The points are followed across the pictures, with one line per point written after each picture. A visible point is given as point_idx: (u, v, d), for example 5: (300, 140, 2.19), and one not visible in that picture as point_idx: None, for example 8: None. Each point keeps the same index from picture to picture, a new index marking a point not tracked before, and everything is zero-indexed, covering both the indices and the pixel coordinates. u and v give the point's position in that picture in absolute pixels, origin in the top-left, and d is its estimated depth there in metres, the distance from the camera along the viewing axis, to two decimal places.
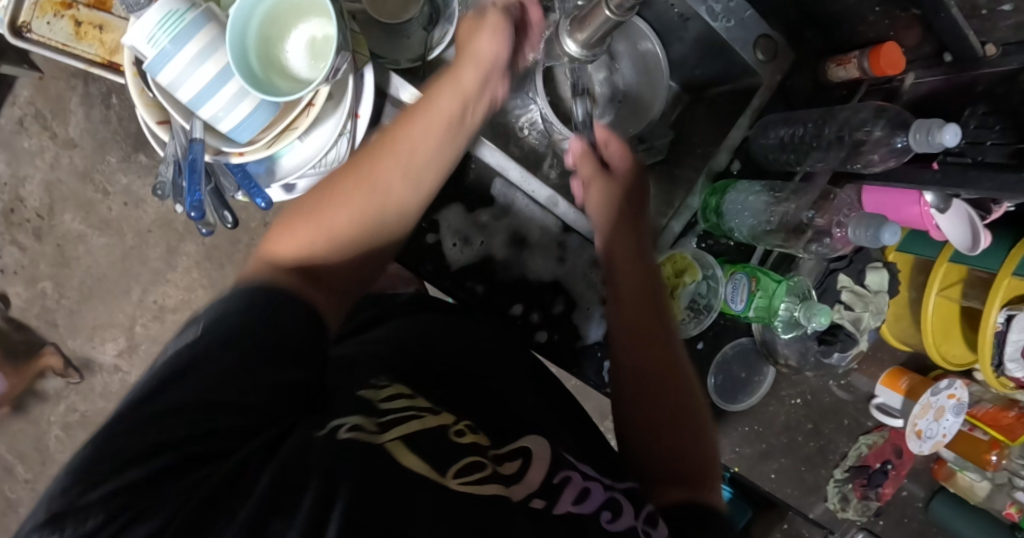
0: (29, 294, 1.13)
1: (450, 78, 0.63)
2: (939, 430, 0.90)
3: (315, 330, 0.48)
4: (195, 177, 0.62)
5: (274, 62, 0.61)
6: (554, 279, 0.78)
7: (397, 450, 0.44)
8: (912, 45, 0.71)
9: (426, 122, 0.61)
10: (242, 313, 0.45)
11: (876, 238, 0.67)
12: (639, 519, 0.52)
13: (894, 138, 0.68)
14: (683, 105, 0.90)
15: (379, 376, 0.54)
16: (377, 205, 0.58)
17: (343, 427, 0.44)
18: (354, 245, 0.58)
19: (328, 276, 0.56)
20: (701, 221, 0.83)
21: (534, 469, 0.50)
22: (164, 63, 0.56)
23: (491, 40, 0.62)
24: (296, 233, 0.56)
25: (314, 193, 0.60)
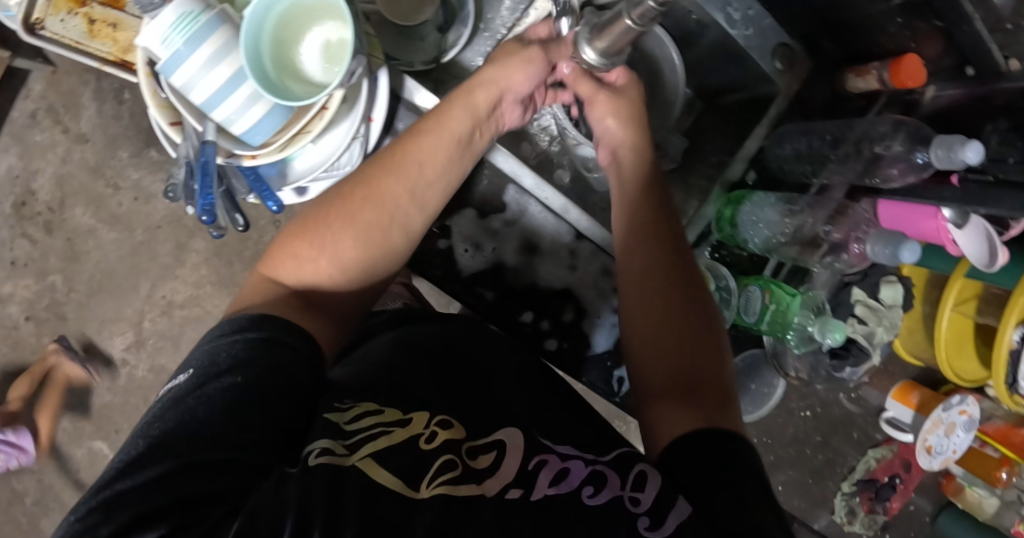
0: (40, 286, 1.14)
1: (461, 96, 0.64)
2: (950, 446, 0.88)
3: (299, 368, 0.53)
4: (206, 179, 0.61)
5: (288, 65, 0.61)
6: (565, 286, 0.77)
7: (368, 467, 0.46)
8: (933, 57, 0.70)
9: (435, 141, 0.64)
10: (231, 360, 0.51)
11: (895, 256, 0.69)
12: (626, 487, 0.50)
13: (913, 154, 0.68)
14: (696, 113, 0.88)
15: (343, 398, 0.53)
16: (385, 227, 0.63)
17: (313, 453, 0.47)
18: (358, 275, 0.63)
19: (328, 301, 0.62)
20: (715, 231, 0.83)
21: (509, 460, 0.50)
22: (177, 64, 0.56)
23: (523, 73, 0.64)
24: (303, 260, 0.61)
25: (320, 205, 0.64)
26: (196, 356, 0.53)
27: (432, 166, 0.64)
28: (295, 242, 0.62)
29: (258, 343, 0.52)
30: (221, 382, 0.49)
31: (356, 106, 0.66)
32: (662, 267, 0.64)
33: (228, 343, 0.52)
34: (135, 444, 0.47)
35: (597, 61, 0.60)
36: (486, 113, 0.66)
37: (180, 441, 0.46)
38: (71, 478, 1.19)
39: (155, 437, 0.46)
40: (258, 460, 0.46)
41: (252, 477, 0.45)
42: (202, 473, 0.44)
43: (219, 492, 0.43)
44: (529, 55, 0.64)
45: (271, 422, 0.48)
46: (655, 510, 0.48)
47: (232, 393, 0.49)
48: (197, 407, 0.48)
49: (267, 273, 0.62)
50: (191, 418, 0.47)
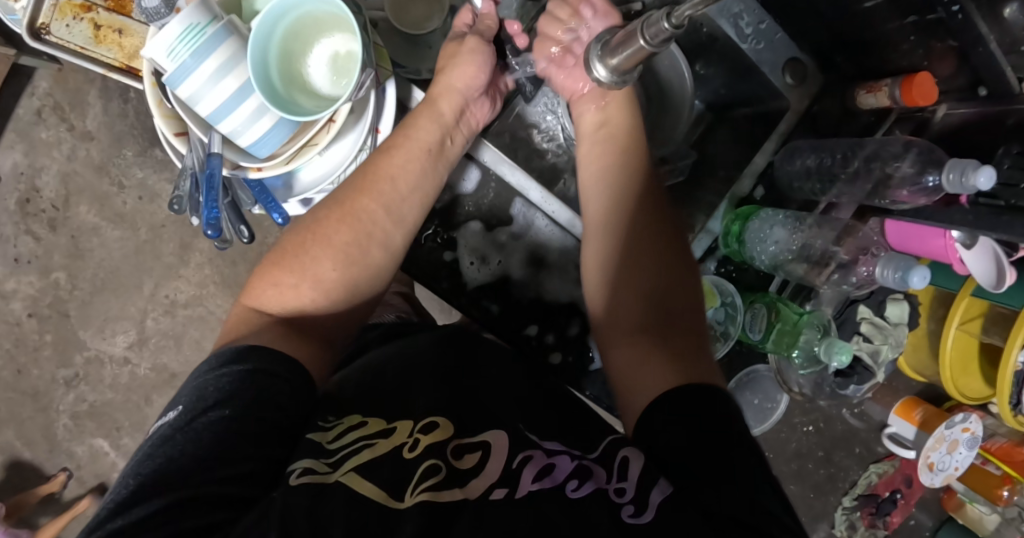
0: (43, 283, 1.14)
1: (427, 107, 0.68)
2: (951, 463, 0.88)
3: (288, 398, 0.53)
4: (212, 193, 0.60)
5: (296, 78, 0.61)
6: (571, 301, 0.78)
7: (352, 481, 0.48)
8: (946, 76, 0.71)
9: (406, 155, 0.66)
10: (216, 391, 0.51)
11: (904, 281, 0.68)
12: (612, 481, 0.50)
13: (924, 176, 0.68)
14: (706, 124, 0.89)
15: (328, 416, 0.56)
16: (362, 243, 0.64)
17: (296, 472, 0.48)
18: (341, 295, 0.63)
19: (315, 328, 0.61)
20: (721, 246, 0.81)
21: (494, 460, 0.51)
22: (184, 77, 0.55)
23: (464, 70, 0.68)
24: (284, 287, 0.61)
25: (301, 227, 0.64)
26: (186, 391, 0.52)
27: (403, 179, 0.65)
28: (276, 269, 0.62)
29: (246, 375, 0.52)
30: (206, 417, 0.49)
31: (364, 116, 0.66)
32: (619, 264, 0.66)
33: (215, 378, 0.52)
34: (125, 484, 0.46)
35: (607, 78, 0.62)
36: (452, 120, 0.69)
37: (170, 479, 0.45)
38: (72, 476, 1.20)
39: (145, 475, 0.46)
40: (247, 492, 0.46)
41: (239, 508, 0.45)
42: (191, 511, 0.43)
43: (209, 525, 0.43)
44: (471, 46, 0.68)
45: (261, 454, 0.49)
46: (639, 497, 0.49)
47: (219, 427, 0.48)
48: (186, 443, 0.47)
49: (249, 304, 0.62)
50: (180, 454, 0.47)
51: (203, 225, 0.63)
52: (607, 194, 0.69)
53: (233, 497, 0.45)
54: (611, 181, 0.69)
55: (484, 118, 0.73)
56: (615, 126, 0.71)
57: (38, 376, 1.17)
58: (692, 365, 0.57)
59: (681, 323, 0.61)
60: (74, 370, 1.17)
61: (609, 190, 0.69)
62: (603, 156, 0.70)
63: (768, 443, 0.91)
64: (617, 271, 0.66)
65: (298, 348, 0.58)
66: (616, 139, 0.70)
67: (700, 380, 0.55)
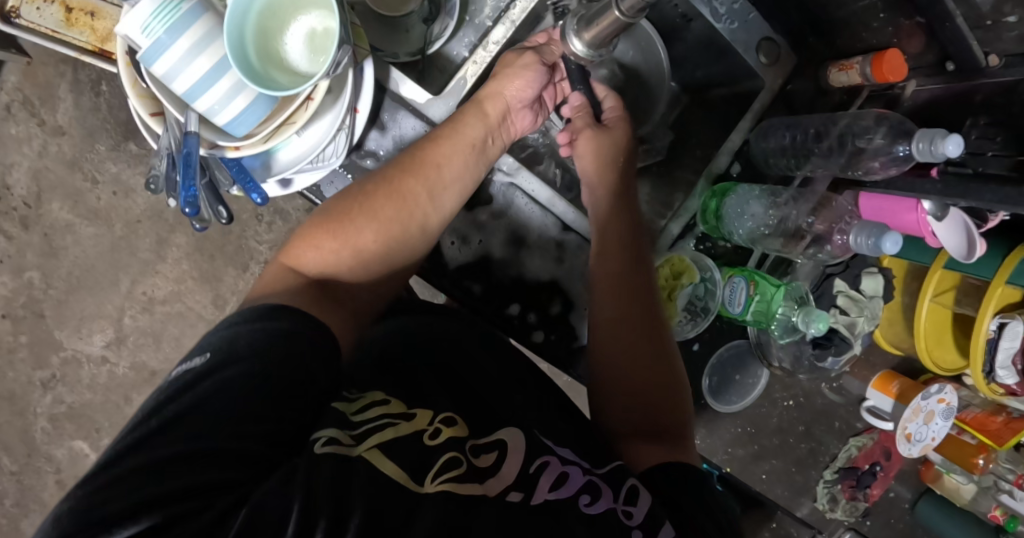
0: (16, 283, 1.12)
1: (476, 106, 0.70)
2: (928, 434, 0.92)
3: (320, 363, 0.53)
4: (189, 171, 0.59)
5: (273, 55, 0.60)
6: (552, 279, 0.78)
7: (373, 457, 0.48)
8: (915, 53, 0.72)
9: (453, 147, 0.69)
10: (249, 345, 0.51)
11: (877, 246, 0.69)
12: (619, 501, 0.54)
13: (895, 147, 0.69)
14: (682, 106, 0.89)
15: (352, 389, 0.57)
16: (404, 222, 0.66)
17: (320, 441, 0.48)
18: (376, 268, 0.66)
19: (346, 293, 0.64)
20: (700, 224, 0.83)
21: (510, 461, 0.54)
22: (160, 53, 0.55)
23: (524, 79, 0.70)
24: (324, 251, 0.63)
25: (344, 198, 0.66)
26: (211, 340, 0.52)
27: (447, 169, 0.69)
28: (316, 233, 0.64)
29: (280, 332, 0.53)
30: (239, 369, 0.49)
31: (342, 96, 0.66)
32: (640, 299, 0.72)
33: (246, 332, 0.52)
34: (144, 423, 0.46)
35: (584, 53, 0.66)
36: (498, 119, 0.71)
37: (194, 425, 0.45)
38: (52, 478, 1.18)
39: (168, 416, 0.46)
40: (270, 452, 0.46)
41: (257, 470, 0.45)
42: (211, 461, 0.43)
43: (225, 481, 0.43)
44: (527, 62, 0.71)
45: (287, 414, 0.49)
46: (646, 524, 0.53)
47: (247, 381, 0.48)
48: (211, 391, 0.47)
49: (286, 263, 0.63)
50: (205, 401, 0.47)
51: (183, 203, 0.60)
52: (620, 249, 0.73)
53: (250, 453, 0.45)
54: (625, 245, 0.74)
55: (523, 128, 0.76)
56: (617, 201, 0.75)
57: (13, 378, 1.15)
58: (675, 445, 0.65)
59: (664, 404, 0.68)
60: (51, 371, 1.15)
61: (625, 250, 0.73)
62: (611, 220, 0.74)
63: (750, 419, 0.91)
64: (626, 325, 0.71)
65: (328, 313, 0.60)
66: (620, 209, 0.75)
67: (681, 459, 0.63)
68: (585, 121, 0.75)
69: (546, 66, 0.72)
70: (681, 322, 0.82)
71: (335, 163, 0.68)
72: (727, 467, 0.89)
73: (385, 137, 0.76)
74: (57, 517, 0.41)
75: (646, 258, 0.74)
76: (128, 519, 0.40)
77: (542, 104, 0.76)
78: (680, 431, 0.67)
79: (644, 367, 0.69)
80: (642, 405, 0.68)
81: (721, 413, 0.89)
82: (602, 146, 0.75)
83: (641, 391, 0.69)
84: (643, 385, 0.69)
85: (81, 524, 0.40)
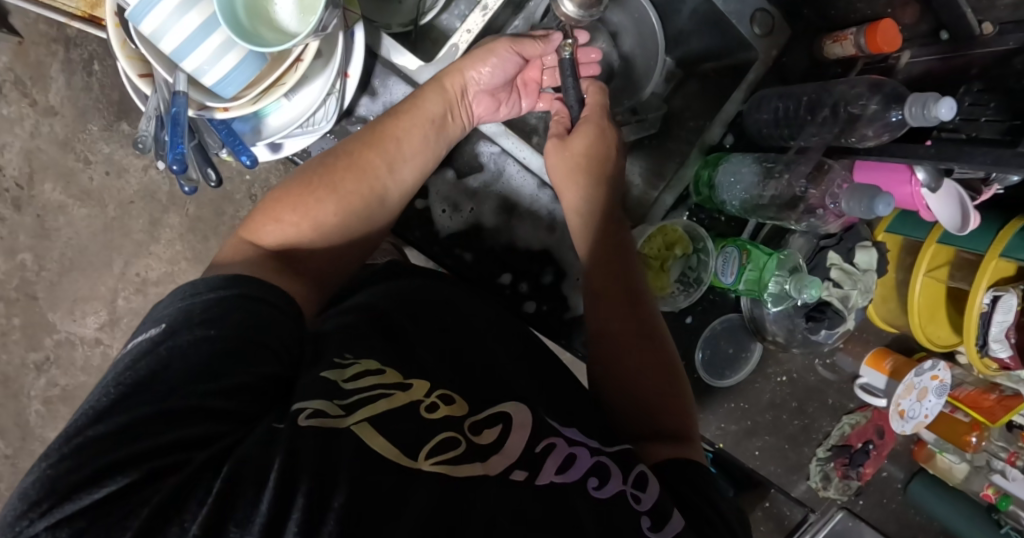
0: (9, 265, 1.11)
1: (436, 84, 0.73)
2: (921, 411, 0.93)
3: (284, 326, 0.53)
4: (178, 130, 0.65)
5: (262, 15, 0.65)
6: (544, 248, 0.85)
7: (364, 433, 0.47)
8: (909, 23, 0.74)
9: (412, 122, 0.71)
10: (206, 311, 0.50)
11: (869, 209, 0.69)
12: (627, 484, 0.55)
13: (890, 112, 0.71)
14: (676, 81, 0.93)
15: (345, 353, 0.55)
16: (364, 197, 0.67)
17: (304, 413, 0.46)
18: (339, 241, 0.66)
19: (307, 263, 0.64)
20: (693, 195, 0.89)
21: (514, 437, 0.54)
22: (144, 13, 0.61)
23: (490, 61, 0.73)
24: (285, 224, 0.63)
25: (312, 172, 0.66)
26: (168, 310, 0.51)
27: (408, 142, 0.71)
28: (278, 206, 0.64)
29: (236, 301, 0.52)
30: (196, 336, 0.48)
31: (332, 60, 0.71)
32: (632, 283, 0.74)
33: (202, 301, 0.51)
34: (104, 392, 0.45)
35: (575, 14, 0.76)
36: (458, 94, 0.74)
37: (157, 389, 0.45)
38: None
39: (129, 384, 0.45)
40: (245, 408, 0.47)
41: (238, 423, 0.46)
42: (184, 419, 0.44)
43: (200, 437, 0.43)
44: (502, 50, 0.74)
45: (260, 370, 0.49)
46: (654, 510, 0.54)
47: (204, 345, 0.48)
48: (172, 358, 0.47)
49: (245, 235, 0.63)
50: (168, 365, 0.46)
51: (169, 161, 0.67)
52: (598, 237, 0.76)
53: (219, 411, 0.45)
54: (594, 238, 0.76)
55: (482, 115, 0.78)
56: (598, 191, 0.76)
57: (6, 361, 1.14)
58: (681, 439, 0.66)
59: (659, 390, 0.69)
60: (44, 353, 1.14)
61: (614, 240, 0.76)
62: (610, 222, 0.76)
63: (743, 395, 0.93)
64: (616, 307, 0.73)
65: (287, 283, 0.60)
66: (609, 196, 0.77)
67: (684, 454, 0.64)
68: (562, 127, 0.78)
69: (519, 57, 0.75)
70: (675, 293, 0.86)
71: (324, 127, 0.75)
72: (720, 442, 0.92)
73: (376, 104, 0.80)
74: (22, 491, 0.40)
75: (627, 245, 0.76)
76: (104, 478, 0.40)
77: (517, 92, 0.80)
78: (681, 418, 0.68)
79: (636, 348, 0.71)
80: (644, 394, 0.69)
81: (715, 388, 0.91)
82: (594, 144, 0.75)
83: (638, 381, 0.69)
84: (640, 373, 0.70)
85: (46, 492, 0.39)
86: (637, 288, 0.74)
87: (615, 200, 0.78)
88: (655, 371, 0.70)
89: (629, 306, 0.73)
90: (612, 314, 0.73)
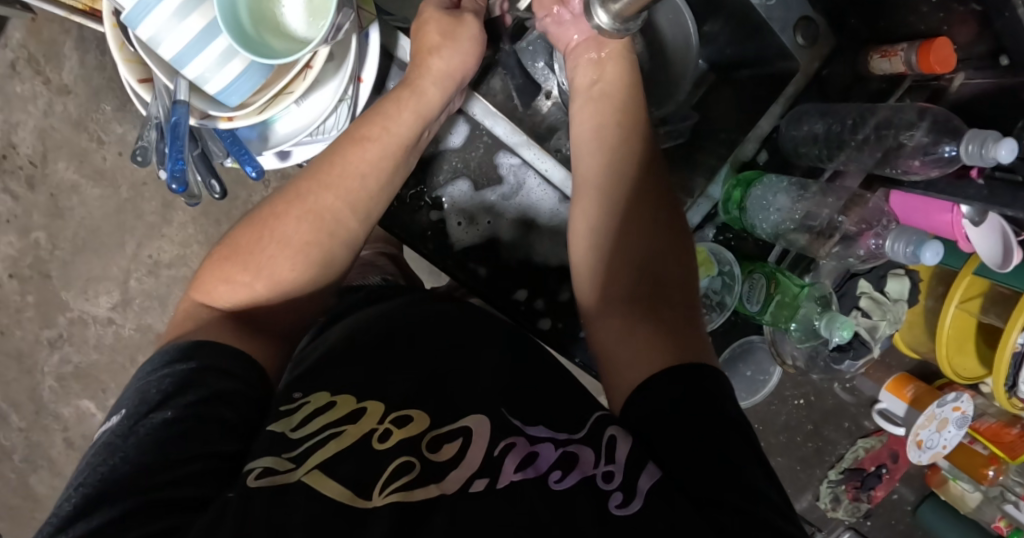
0: (23, 244, 1.10)
1: (414, 92, 0.69)
2: (940, 442, 0.91)
3: (241, 395, 0.55)
4: (178, 143, 0.64)
5: (268, 20, 0.63)
6: (561, 264, 0.83)
7: (314, 480, 0.48)
8: (963, 43, 0.71)
9: (378, 149, 0.67)
10: (159, 390, 0.53)
11: (915, 254, 0.70)
12: (599, 464, 0.53)
13: (941, 147, 0.70)
14: (707, 85, 0.89)
15: (292, 396, 0.56)
16: (325, 242, 0.65)
17: (253, 473, 0.48)
18: (298, 293, 0.65)
19: (267, 318, 0.64)
20: (721, 213, 0.85)
21: (474, 447, 0.53)
22: (143, 17, 0.59)
23: (462, 57, 0.70)
24: (236, 284, 0.63)
25: (266, 212, 0.65)
26: (129, 395, 0.54)
27: (374, 175, 0.67)
28: (229, 265, 0.64)
29: (189, 374, 0.54)
30: (148, 425, 0.50)
31: (344, 65, 0.68)
32: (621, 210, 0.68)
33: (157, 380, 0.53)
34: (72, 495, 0.47)
35: (609, 26, 0.64)
36: (435, 111, 0.70)
37: (116, 485, 0.47)
38: (60, 436, 1.18)
39: (91, 485, 0.47)
40: (199, 493, 0.47)
41: (194, 510, 0.46)
42: (148, 515, 0.45)
43: (162, 531, 0.44)
44: (469, 33, 0.71)
45: (213, 448, 0.50)
46: (625, 486, 0.52)
47: (160, 430, 0.50)
48: (128, 450, 0.49)
49: (199, 299, 0.64)
50: (126, 457, 0.48)
51: (168, 179, 0.66)
52: (607, 157, 0.70)
53: (181, 501, 0.46)
54: (604, 141, 0.70)
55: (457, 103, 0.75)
56: (608, 117, 0.71)
57: (21, 337, 1.14)
58: (685, 339, 0.60)
59: (665, 274, 0.65)
60: (58, 330, 1.14)
61: (611, 148, 0.70)
62: (609, 146, 0.70)
63: (758, 415, 0.96)
64: (617, 226, 0.68)
65: (249, 343, 0.60)
66: (609, 118, 0.71)
67: (690, 359, 0.58)
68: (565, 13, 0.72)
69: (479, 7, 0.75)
70: None
71: (334, 134, 0.73)
72: None
73: None
74: None
75: (630, 167, 0.69)
76: None
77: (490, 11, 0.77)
78: (691, 321, 0.63)
79: (635, 268, 0.66)
80: (640, 287, 0.65)
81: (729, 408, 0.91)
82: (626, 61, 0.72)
83: (642, 293, 0.64)
84: (642, 285, 0.65)
85: None
86: (635, 202, 0.68)
87: (623, 121, 0.71)
88: (655, 280, 0.65)
89: (633, 235, 0.67)
90: (601, 237, 0.68)
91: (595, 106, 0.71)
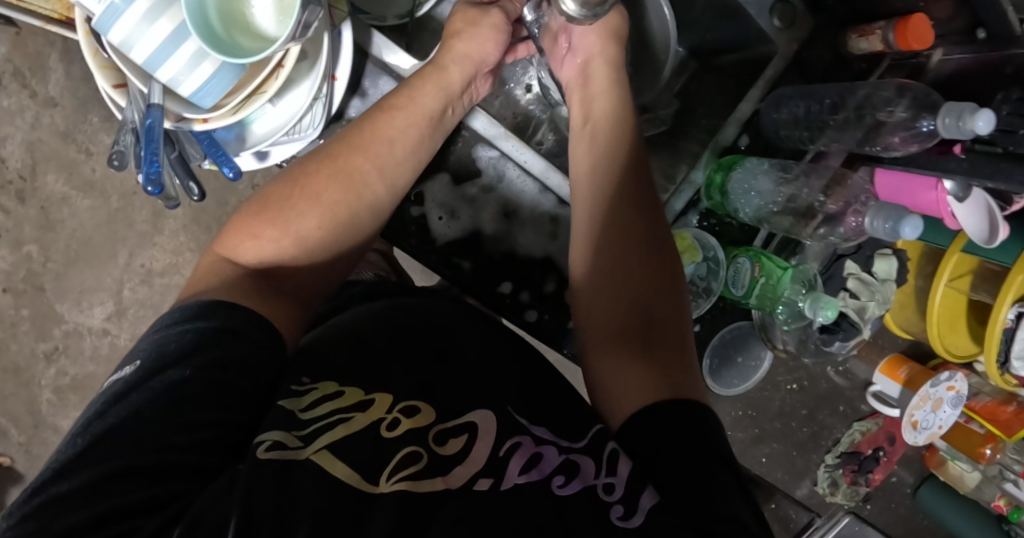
0: (15, 257, 1.11)
1: (437, 72, 0.72)
2: (935, 422, 0.92)
3: (267, 352, 0.55)
4: (153, 145, 0.64)
5: (237, 19, 0.63)
6: (545, 255, 0.83)
7: (324, 461, 0.48)
8: (942, 19, 0.72)
9: (406, 118, 0.69)
10: (184, 342, 0.51)
11: (895, 229, 0.69)
12: (600, 475, 0.52)
13: (919, 121, 0.69)
14: (690, 73, 0.91)
15: (302, 378, 0.55)
16: (352, 204, 0.66)
17: (264, 446, 0.47)
18: (326, 254, 0.65)
19: (292, 277, 0.63)
20: (704, 199, 0.86)
21: (479, 444, 0.52)
22: (113, 22, 0.59)
23: (489, 43, 0.75)
24: (264, 241, 0.62)
25: (290, 177, 0.65)
26: (144, 346, 0.52)
27: (401, 142, 0.69)
28: (254, 221, 0.63)
29: (216, 333, 0.53)
30: (168, 377, 0.49)
31: (318, 63, 0.68)
32: (620, 214, 0.68)
33: (178, 333, 0.52)
34: (76, 441, 0.46)
35: (576, 13, 0.65)
36: (457, 87, 0.73)
37: (122, 438, 0.45)
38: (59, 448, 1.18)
39: (94, 434, 0.46)
40: (206, 460, 0.47)
41: (198, 478, 0.46)
42: (130, 484, 0.44)
43: (150, 499, 0.43)
44: (491, 22, 0.76)
45: (224, 416, 0.49)
46: (627, 498, 0.51)
47: (180, 383, 0.49)
48: (141, 401, 0.47)
49: (223, 252, 0.62)
50: (141, 408, 0.47)
51: (143, 181, 0.66)
52: (611, 148, 0.70)
53: (184, 466, 0.46)
54: (598, 154, 0.71)
55: (485, 90, 0.79)
56: (620, 109, 0.73)
57: (17, 351, 1.14)
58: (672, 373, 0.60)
59: (653, 311, 0.63)
60: (53, 343, 1.14)
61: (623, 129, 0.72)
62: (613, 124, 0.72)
63: (752, 403, 0.94)
64: (613, 228, 0.67)
65: (269, 304, 0.59)
66: (619, 109, 0.73)
67: (676, 393, 0.58)
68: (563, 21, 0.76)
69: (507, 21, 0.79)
70: None
71: (312, 133, 0.73)
72: None
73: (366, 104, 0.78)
74: None
75: (638, 158, 0.71)
76: None
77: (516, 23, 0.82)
78: (681, 347, 0.62)
79: (635, 272, 0.65)
80: (632, 317, 0.64)
81: (722, 395, 0.90)
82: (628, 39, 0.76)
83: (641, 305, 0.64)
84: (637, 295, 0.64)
85: None
86: (636, 203, 0.68)
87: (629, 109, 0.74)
88: (648, 293, 0.64)
89: (632, 242, 0.66)
90: (600, 235, 0.67)
91: (605, 88, 0.74)
